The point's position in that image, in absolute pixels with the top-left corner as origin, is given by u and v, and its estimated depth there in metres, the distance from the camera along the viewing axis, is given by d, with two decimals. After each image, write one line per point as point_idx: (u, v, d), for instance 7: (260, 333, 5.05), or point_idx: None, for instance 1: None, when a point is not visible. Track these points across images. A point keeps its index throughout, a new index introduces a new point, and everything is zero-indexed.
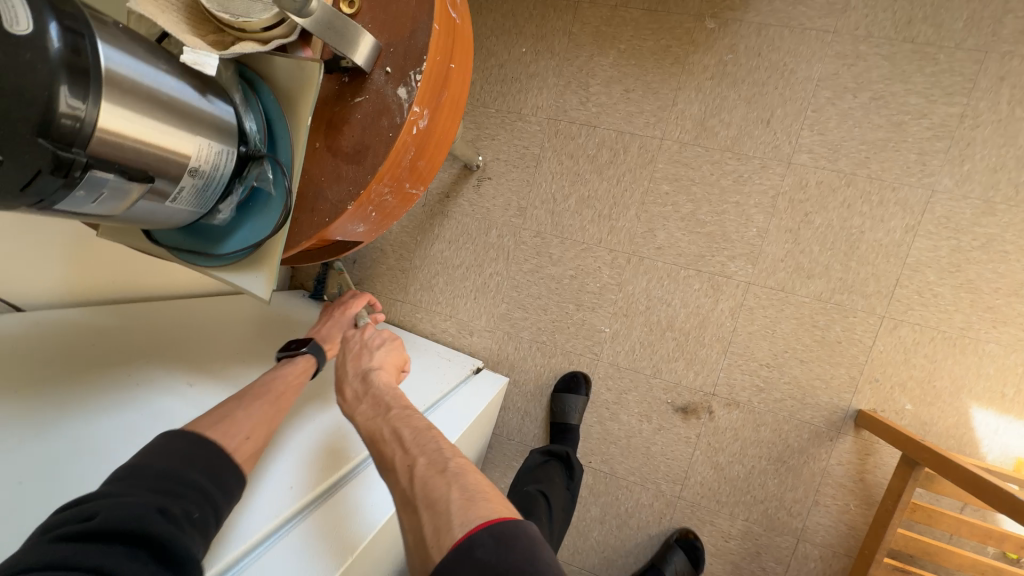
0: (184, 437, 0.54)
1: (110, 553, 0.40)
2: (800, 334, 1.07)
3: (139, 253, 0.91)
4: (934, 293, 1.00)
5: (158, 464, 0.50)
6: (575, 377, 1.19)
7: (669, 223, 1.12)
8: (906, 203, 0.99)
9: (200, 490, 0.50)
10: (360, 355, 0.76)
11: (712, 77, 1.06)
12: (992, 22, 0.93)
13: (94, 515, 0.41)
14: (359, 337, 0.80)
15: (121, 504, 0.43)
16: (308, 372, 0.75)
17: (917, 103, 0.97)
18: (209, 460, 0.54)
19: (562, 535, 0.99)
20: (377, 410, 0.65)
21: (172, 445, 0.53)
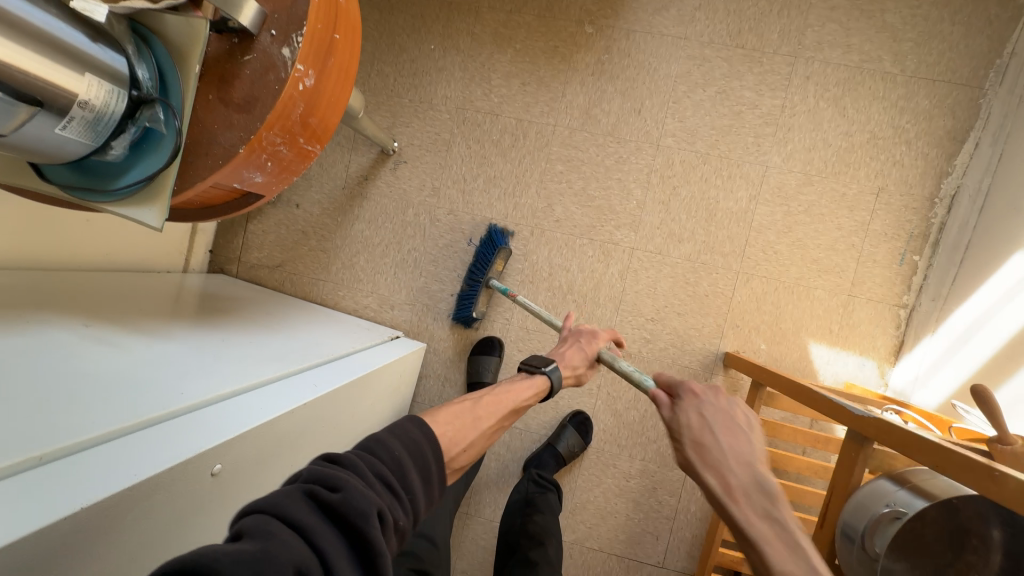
0: (419, 428, 0.62)
1: (331, 538, 0.45)
2: (676, 290, 1.25)
3: (43, 221, 0.90)
4: (775, 250, 1.22)
5: (393, 454, 0.56)
6: (489, 341, 1.29)
7: (564, 198, 1.27)
8: (748, 177, 1.21)
9: (407, 497, 0.54)
10: (711, 435, 0.54)
11: (594, 73, 1.25)
12: (797, 34, 1.18)
13: (339, 490, 0.47)
14: (714, 403, 0.57)
15: (360, 497, 0.48)
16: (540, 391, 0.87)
17: (750, 96, 1.20)
18: (427, 465, 0.59)
19: (469, 479, 1.16)
20: (780, 535, 0.46)
21: (411, 434, 0.60)
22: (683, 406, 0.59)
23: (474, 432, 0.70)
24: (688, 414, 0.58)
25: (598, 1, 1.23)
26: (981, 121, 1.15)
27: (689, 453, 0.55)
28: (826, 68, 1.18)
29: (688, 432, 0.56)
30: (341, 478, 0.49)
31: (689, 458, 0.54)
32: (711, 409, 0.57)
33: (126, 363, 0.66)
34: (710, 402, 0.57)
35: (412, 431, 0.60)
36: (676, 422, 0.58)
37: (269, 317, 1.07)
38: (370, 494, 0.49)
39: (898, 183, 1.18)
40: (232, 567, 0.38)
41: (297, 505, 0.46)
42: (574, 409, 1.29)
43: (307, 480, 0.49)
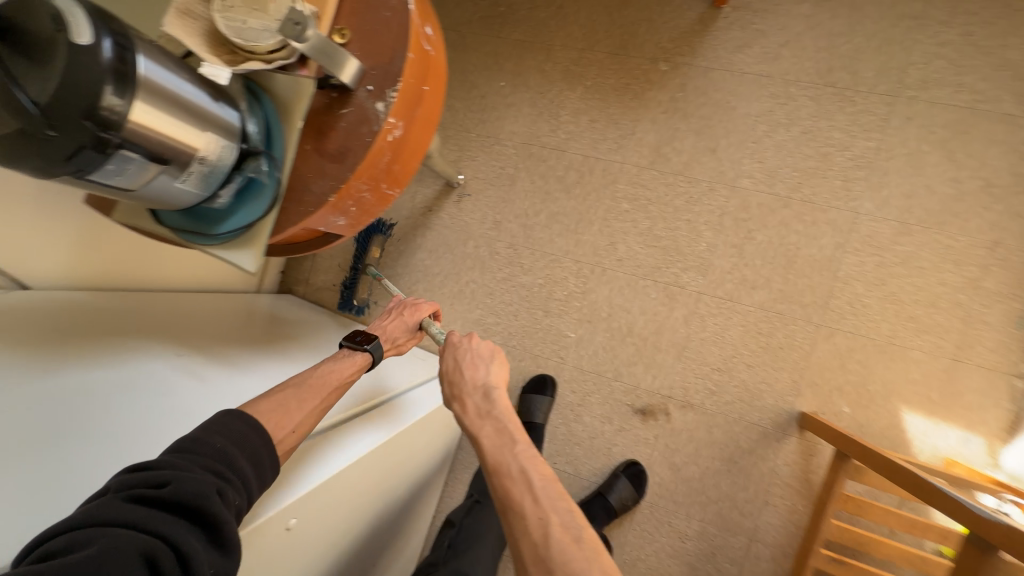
0: (240, 418, 0.61)
1: (166, 526, 0.46)
2: (747, 340, 1.16)
3: (143, 245, 0.99)
4: (864, 304, 1.11)
5: (217, 446, 0.56)
6: (543, 378, 1.26)
7: (629, 237, 1.23)
8: (835, 223, 1.12)
9: (243, 480, 0.55)
10: (461, 373, 0.79)
11: (666, 111, 1.21)
12: (898, 72, 1.09)
13: (165, 484, 0.48)
14: (467, 346, 0.83)
15: (186, 484, 0.49)
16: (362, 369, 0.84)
17: (840, 137, 1.12)
18: (262, 451, 0.59)
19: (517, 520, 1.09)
20: (502, 438, 0.69)
21: (230, 427, 0.59)
22: (455, 348, 0.83)
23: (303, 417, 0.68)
24: (460, 352, 0.82)
25: (675, 39, 1.20)
26: None
27: (469, 409, 0.75)
28: (931, 109, 1.07)
29: (460, 376, 0.79)
30: (165, 473, 0.49)
31: (455, 390, 0.78)
32: (468, 354, 0.81)
33: (208, 398, 0.71)
34: (468, 348, 0.82)
35: (221, 422, 0.59)
36: (473, 380, 0.78)
37: (331, 342, 1.11)
38: (205, 479, 0.50)
39: (1018, 238, 1.04)
40: (50, 571, 0.38)
41: (113, 508, 0.45)
42: (629, 457, 1.22)
43: (125, 487, 0.48)
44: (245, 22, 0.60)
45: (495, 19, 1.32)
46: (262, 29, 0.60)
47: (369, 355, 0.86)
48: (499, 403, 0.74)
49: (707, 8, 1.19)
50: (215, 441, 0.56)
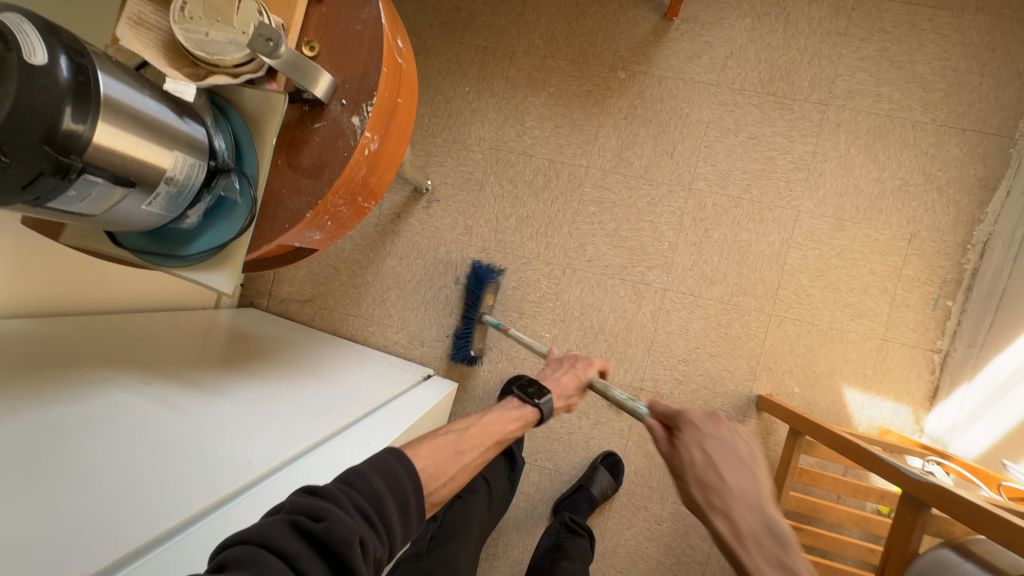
0: (399, 457, 0.63)
1: (314, 565, 0.47)
2: (708, 331, 1.25)
3: (90, 265, 0.92)
4: (809, 293, 1.22)
5: (376, 487, 0.58)
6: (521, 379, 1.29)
7: (596, 238, 1.28)
8: (781, 221, 1.22)
9: (387, 531, 0.56)
10: (716, 476, 0.55)
11: (626, 117, 1.27)
12: (828, 83, 1.20)
13: (322, 520, 0.50)
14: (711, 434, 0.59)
15: (337, 527, 0.50)
16: (524, 420, 0.89)
17: (781, 142, 1.22)
18: (408, 499, 0.60)
19: (499, 514, 1.11)
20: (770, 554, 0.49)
21: (396, 468, 0.61)
22: (686, 439, 0.60)
23: (454, 465, 0.73)
24: (690, 454, 0.58)
25: (631, 48, 1.26)
26: (1012, 170, 1.16)
27: (734, 534, 0.50)
28: (856, 116, 1.20)
29: (705, 475, 0.56)
30: (324, 507, 0.51)
31: (706, 512, 0.53)
32: (712, 446, 0.57)
33: (187, 428, 0.68)
34: (715, 442, 0.58)
35: (391, 462, 0.62)
36: (735, 500, 0.52)
37: (306, 357, 1.08)
38: (353, 524, 0.52)
39: (930, 229, 1.19)
40: None
41: (279, 534, 0.48)
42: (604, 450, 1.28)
43: (292, 510, 0.51)
44: (207, 34, 0.57)
45: (457, 24, 1.32)
46: (227, 42, 0.57)
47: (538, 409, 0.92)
48: (767, 517, 0.51)
49: (659, 19, 1.25)
50: (376, 480, 0.59)
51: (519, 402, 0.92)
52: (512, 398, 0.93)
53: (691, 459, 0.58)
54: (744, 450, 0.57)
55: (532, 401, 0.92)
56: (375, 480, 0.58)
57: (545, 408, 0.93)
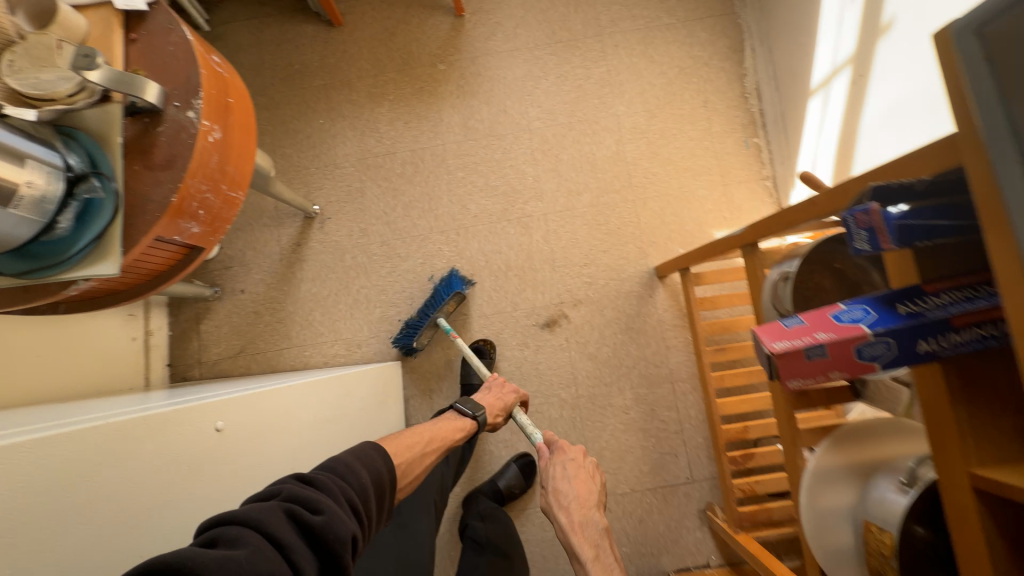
0: (383, 462, 0.75)
1: (309, 552, 0.55)
2: (593, 232, 1.43)
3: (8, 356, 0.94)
4: (654, 173, 1.45)
5: (361, 482, 0.68)
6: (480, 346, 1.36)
7: (474, 196, 1.46)
8: (609, 127, 1.47)
9: (367, 521, 0.66)
10: (562, 486, 0.89)
11: (459, 97, 1.51)
12: (595, 21, 1.52)
13: (319, 514, 0.58)
14: (563, 463, 0.94)
15: (333, 524, 0.58)
16: (461, 432, 1.01)
17: (582, 72, 1.50)
18: (382, 497, 0.72)
19: (454, 474, 1.21)
20: (581, 515, 0.85)
21: (379, 474, 0.73)
22: (553, 463, 0.94)
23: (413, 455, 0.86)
24: (558, 471, 0.92)
25: (441, 46, 1.53)
26: (748, 33, 1.50)
27: (567, 520, 0.85)
28: (625, 35, 1.51)
29: (564, 482, 0.90)
30: (322, 502, 0.59)
31: (550, 507, 0.87)
32: (564, 469, 0.92)
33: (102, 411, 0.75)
34: (572, 459, 0.94)
35: (374, 462, 0.73)
36: (585, 493, 0.89)
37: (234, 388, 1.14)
38: (346, 522, 0.60)
39: (715, 93, 1.48)
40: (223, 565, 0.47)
41: (278, 521, 0.55)
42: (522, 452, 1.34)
43: (290, 499, 0.59)
44: (37, 77, 0.69)
45: (295, 76, 1.54)
46: (56, 78, 0.69)
47: (476, 422, 1.04)
48: (598, 505, 0.89)
49: (453, 19, 1.54)
50: (363, 480, 0.69)
51: (460, 412, 1.04)
52: (453, 418, 1.01)
53: (557, 476, 0.91)
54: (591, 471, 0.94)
55: (471, 418, 1.04)
56: (360, 481, 0.68)
57: (480, 421, 1.05)
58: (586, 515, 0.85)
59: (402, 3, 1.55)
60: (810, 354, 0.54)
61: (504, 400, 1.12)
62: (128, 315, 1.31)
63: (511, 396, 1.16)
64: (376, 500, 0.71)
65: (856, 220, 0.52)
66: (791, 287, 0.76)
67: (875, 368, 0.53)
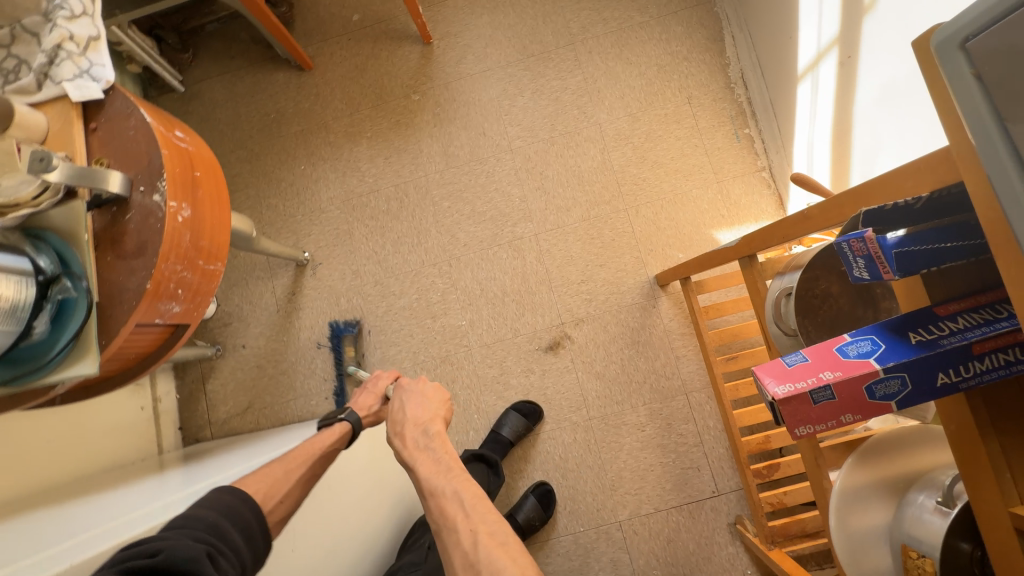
0: (234, 497, 0.75)
1: None
2: (587, 247, 1.39)
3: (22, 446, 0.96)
4: (644, 177, 1.40)
5: (197, 523, 0.67)
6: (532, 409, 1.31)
7: (462, 224, 1.44)
8: (591, 137, 1.43)
9: (226, 553, 0.66)
10: (402, 414, 0.85)
11: (436, 125, 1.49)
12: (565, 29, 1.48)
13: (158, 552, 0.58)
14: (411, 387, 0.90)
15: (180, 547, 0.60)
16: (340, 438, 0.91)
17: (557, 83, 1.46)
18: (246, 534, 0.71)
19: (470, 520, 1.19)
20: (428, 441, 0.79)
21: (238, 511, 0.73)
22: (394, 396, 0.90)
23: (287, 484, 0.82)
24: (394, 406, 0.88)
25: (412, 76, 1.51)
26: (725, 20, 1.44)
27: (403, 443, 0.80)
28: (598, 40, 1.47)
29: (403, 416, 0.85)
30: (156, 545, 0.59)
31: (389, 436, 0.83)
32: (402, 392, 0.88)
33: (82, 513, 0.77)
34: (412, 389, 0.89)
35: (221, 500, 0.74)
36: (413, 415, 0.85)
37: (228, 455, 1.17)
38: (193, 545, 0.61)
39: (698, 88, 1.43)
40: None
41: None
42: (539, 480, 1.30)
43: (118, 563, 0.56)
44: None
45: (273, 125, 1.54)
46: (17, 183, 0.70)
47: (346, 422, 0.94)
48: (440, 422, 0.84)
49: (421, 47, 1.52)
50: (209, 523, 0.69)
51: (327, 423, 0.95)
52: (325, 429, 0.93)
53: (396, 411, 0.87)
54: (420, 391, 0.89)
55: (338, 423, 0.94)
56: (205, 516, 0.69)
57: (353, 421, 0.94)
58: (423, 438, 0.80)
59: (369, 38, 1.54)
60: (816, 399, 0.49)
61: (370, 393, 1.01)
62: (135, 385, 1.33)
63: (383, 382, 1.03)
64: (248, 534, 0.71)
65: (852, 247, 0.47)
66: (793, 304, 0.71)
67: (891, 405, 0.48)
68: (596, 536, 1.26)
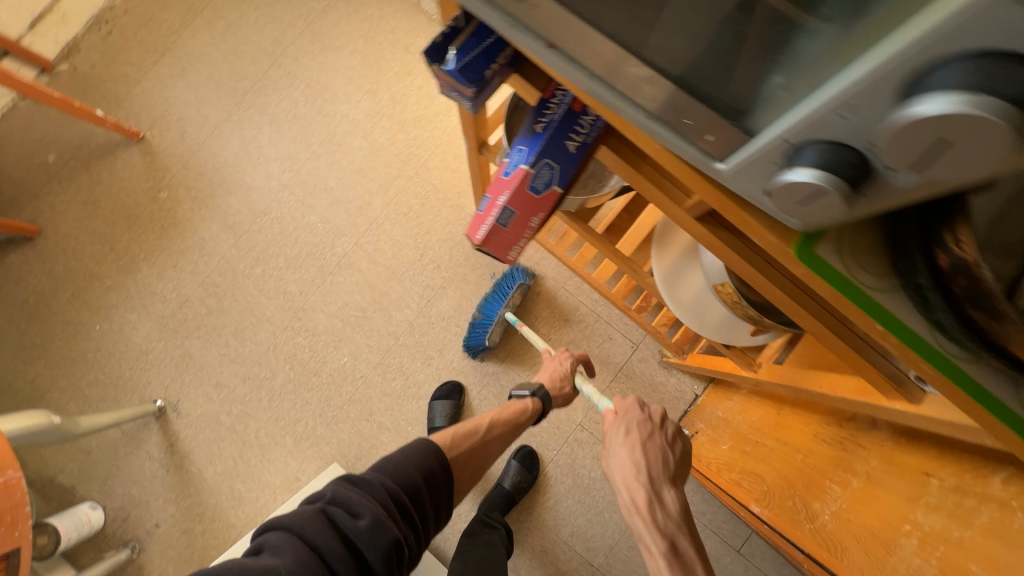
0: (438, 461, 0.71)
1: (350, 553, 0.58)
2: (407, 224, 1.39)
3: None
4: (414, 136, 1.41)
5: (412, 480, 0.66)
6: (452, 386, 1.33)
7: (287, 277, 1.38)
8: (347, 131, 1.42)
9: (419, 525, 0.66)
10: (612, 461, 0.75)
11: (203, 207, 1.40)
12: (261, 52, 1.44)
13: (359, 518, 0.59)
14: (634, 414, 0.80)
15: (378, 531, 0.59)
16: (531, 419, 0.92)
17: (286, 103, 1.43)
18: (439, 497, 0.70)
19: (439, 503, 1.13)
20: (666, 523, 0.67)
21: (434, 475, 0.69)
22: (610, 424, 0.79)
23: (479, 462, 0.83)
24: (624, 451, 0.75)
25: (147, 176, 1.41)
26: None
27: (632, 497, 0.70)
28: (295, 44, 1.44)
29: (640, 473, 0.72)
30: (363, 505, 0.60)
31: (613, 478, 0.74)
32: (621, 437, 0.77)
33: None
34: (627, 423, 0.78)
35: (431, 462, 0.70)
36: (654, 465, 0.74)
37: None
38: (388, 527, 0.60)
39: (407, 33, 1.45)
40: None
41: (319, 525, 0.58)
42: (518, 445, 1.33)
43: (332, 501, 0.61)
44: None
45: (38, 308, 1.38)
46: None
47: (537, 399, 0.93)
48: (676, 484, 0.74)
49: (137, 146, 1.41)
50: (419, 483, 0.67)
51: (517, 396, 0.95)
52: (513, 404, 0.93)
53: (628, 456, 0.74)
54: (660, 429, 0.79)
55: (530, 398, 0.93)
56: (417, 473, 0.67)
57: (541, 398, 0.93)
58: (665, 506, 0.69)
59: (81, 168, 1.41)
60: (504, 220, 0.53)
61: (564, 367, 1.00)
62: None
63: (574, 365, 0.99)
64: (439, 494, 0.70)
65: (443, 85, 0.52)
66: None
67: (560, 187, 0.53)
68: (569, 448, 1.32)
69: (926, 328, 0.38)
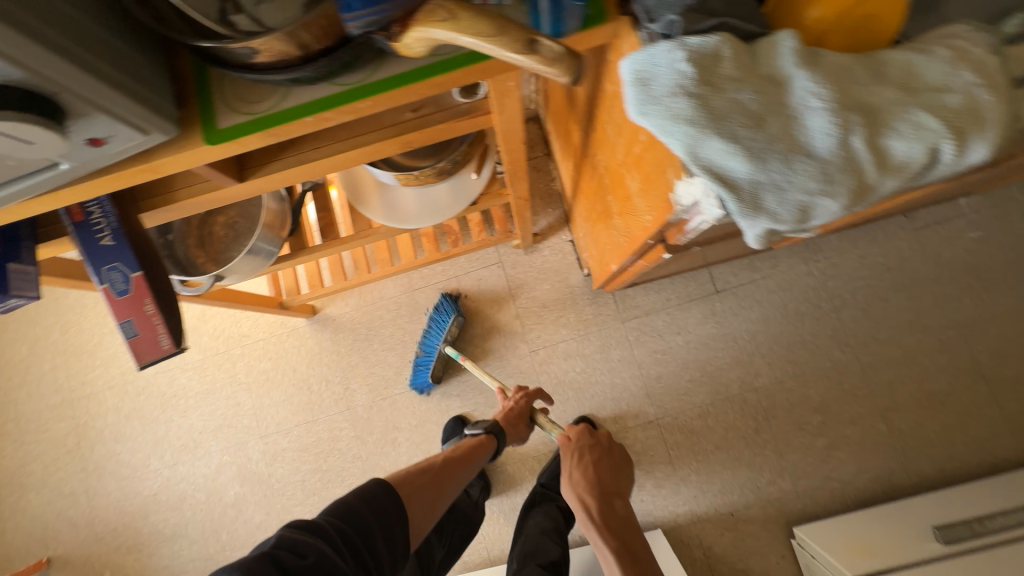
0: (387, 493, 0.70)
1: None
2: (278, 382, 1.42)
3: None
4: (215, 328, 1.45)
5: (364, 520, 0.65)
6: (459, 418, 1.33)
7: (247, 515, 1.36)
8: (171, 380, 1.45)
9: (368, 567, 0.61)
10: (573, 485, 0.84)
11: (142, 547, 1.38)
12: (59, 407, 1.46)
13: (307, 557, 0.56)
14: (585, 439, 0.89)
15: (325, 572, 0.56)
16: (491, 454, 0.90)
17: (113, 415, 1.44)
18: (391, 528, 0.67)
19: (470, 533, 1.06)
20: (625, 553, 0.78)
21: (386, 509, 0.68)
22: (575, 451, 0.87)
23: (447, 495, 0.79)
24: (577, 474, 0.85)
25: None
26: None
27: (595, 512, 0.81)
28: (74, 374, 1.47)
29: (591, 491, 0.83)
30: (310, 545, 0.57)
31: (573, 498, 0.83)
32: (577, 462, 0.86)
33: None
34: (581, 450, 0.87)
35: (386, 499, 0.69)
36: (587, 482, 0.84)
37: None
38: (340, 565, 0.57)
39: None
40: None
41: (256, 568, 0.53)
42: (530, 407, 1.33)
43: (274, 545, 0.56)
44: None
45: None
46: None
47: (490, 432, 0.91)
48: (616, 491, 0.86)
49: (51, 569, 1.38)
50: (366, 515, 0.65)
51: (472, 432, 0.93)
52: (468, 441, 0.90)
53: (582, 478, 0.84)
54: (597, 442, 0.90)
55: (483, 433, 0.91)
56: (366, 510, 0.66)
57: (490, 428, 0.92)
58: (614, 514, 0.82)
59: None
60: (132, 334, 0.55)
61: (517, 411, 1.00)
62: None
63: (529, 402, 1.01)
64: (390, 527, 0.67)
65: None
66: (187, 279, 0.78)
67: (136, 271, 0.55)
68: (543, 373, 1.35)
69: (330, 85, 0.43)
